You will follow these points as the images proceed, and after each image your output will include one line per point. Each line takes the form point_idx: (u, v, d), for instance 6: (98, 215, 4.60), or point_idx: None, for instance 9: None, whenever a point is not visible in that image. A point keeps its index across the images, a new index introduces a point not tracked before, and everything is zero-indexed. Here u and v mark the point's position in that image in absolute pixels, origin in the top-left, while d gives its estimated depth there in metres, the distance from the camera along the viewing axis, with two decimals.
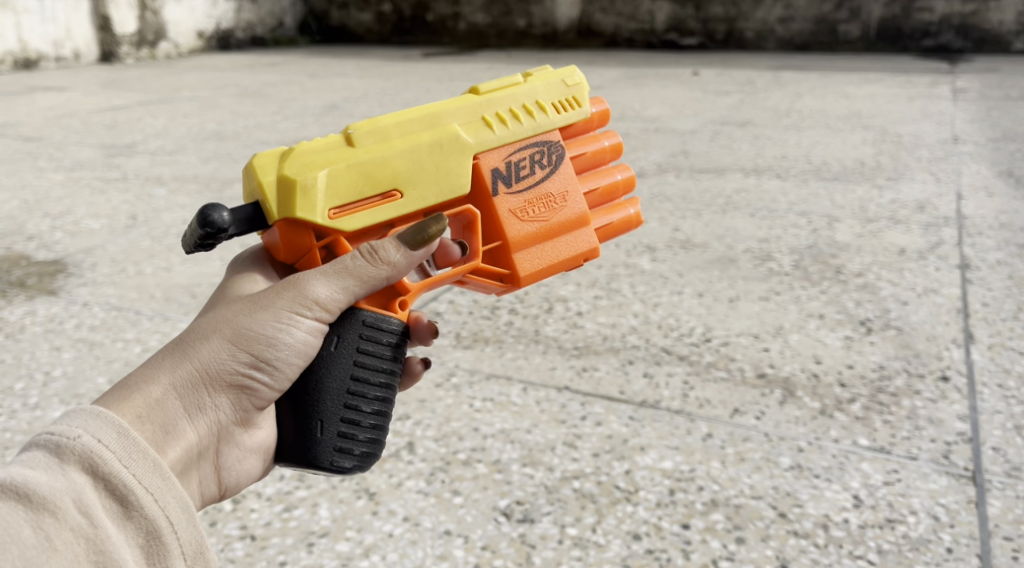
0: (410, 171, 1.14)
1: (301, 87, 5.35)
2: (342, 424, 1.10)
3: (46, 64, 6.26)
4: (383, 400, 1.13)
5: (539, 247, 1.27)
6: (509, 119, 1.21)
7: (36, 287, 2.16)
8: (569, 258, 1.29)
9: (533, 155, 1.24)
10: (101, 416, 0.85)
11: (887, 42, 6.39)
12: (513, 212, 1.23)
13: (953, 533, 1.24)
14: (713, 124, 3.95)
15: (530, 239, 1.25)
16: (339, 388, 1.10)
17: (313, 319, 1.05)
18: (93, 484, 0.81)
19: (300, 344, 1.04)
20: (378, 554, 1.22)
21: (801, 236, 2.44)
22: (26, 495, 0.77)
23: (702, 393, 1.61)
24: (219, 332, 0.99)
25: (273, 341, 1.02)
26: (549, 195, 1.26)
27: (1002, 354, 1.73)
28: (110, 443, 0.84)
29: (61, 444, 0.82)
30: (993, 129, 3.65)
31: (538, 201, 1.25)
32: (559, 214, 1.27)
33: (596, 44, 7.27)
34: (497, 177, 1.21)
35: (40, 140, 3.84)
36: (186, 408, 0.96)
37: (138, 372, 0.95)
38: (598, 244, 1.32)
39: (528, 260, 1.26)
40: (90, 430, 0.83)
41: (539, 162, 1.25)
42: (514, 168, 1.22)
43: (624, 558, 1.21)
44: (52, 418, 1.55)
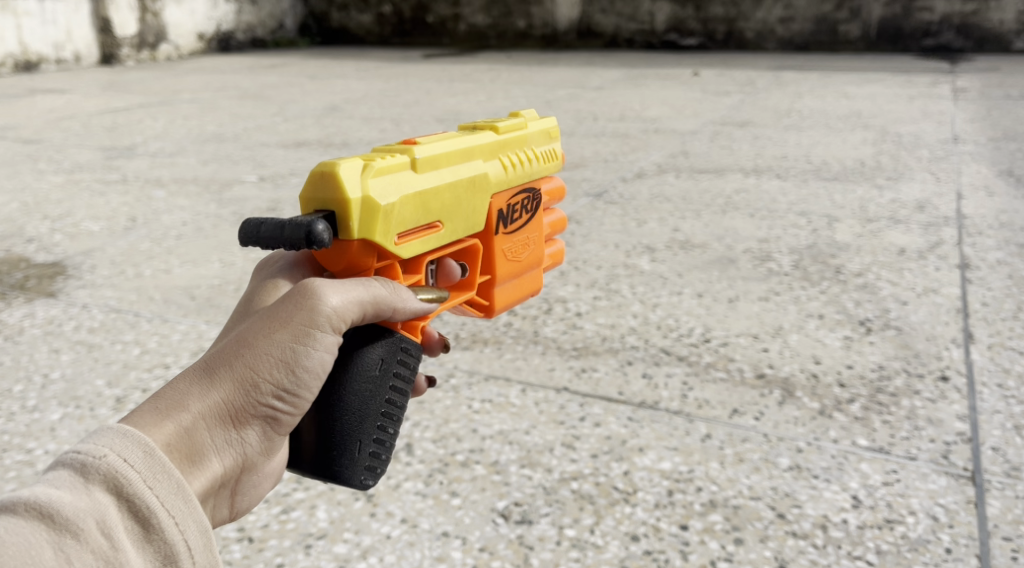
0: (449, 201, 1.15)
1: (302, 89, 5.36)
2: (373, 441, 1.09)
3: (46, 66, 6.26)
4: (399, 422, 1.15)
5: (513, 283, 1.34)
6: (516, 163, 1.28)
7: (35, 289, 2.16)
8: (526, 293, 1.39)
9: (523, 199, 1.31)
10: (125, 433, 0.77)
11: (888, 42, 6.39)
12: (506, 251, 1.30)
13: (952, 533, 1.24)
14: (713, 124, 3.95)
15: (509, 276, 1.32)
16: (370, 406, 1.09)
17: (331, 335, 0.98)
18: (117, 504, 0.74)
19: (320, 362, 0.98)
20: (376, 556, 1.22)
21: (800, 236, 2.44)
22: (49, 515, 0.70)
23: (701, 393, 1.61)
24: (243, 353, 0.91)
25: (296, 364, 0.95)
26: (526, 237, 1.34)
27: (1002, 354, 1.72)
28: (135, 463, 0.76)
29: (86, 462, 0.74)
30: (993, 129, 3.65)
31: (518, 241, 1.32)
32: (530, 253, 1.36)
33: (596, 45, 7.28)
34: (501, 218, 1.27)
35: (41, 142, 3.85)
36: (215, 438, 0.88)
37: (159, 399, 0.86)
38: (543, 283, 1.43)
39: (505, 293, 1.32)
40: (115, 447, 0.76)
41: (526, 205, 1.33)
42: (511, 210, 1.29)
43: (623, 558, 1.21)
44: (49, 421, 1.55)
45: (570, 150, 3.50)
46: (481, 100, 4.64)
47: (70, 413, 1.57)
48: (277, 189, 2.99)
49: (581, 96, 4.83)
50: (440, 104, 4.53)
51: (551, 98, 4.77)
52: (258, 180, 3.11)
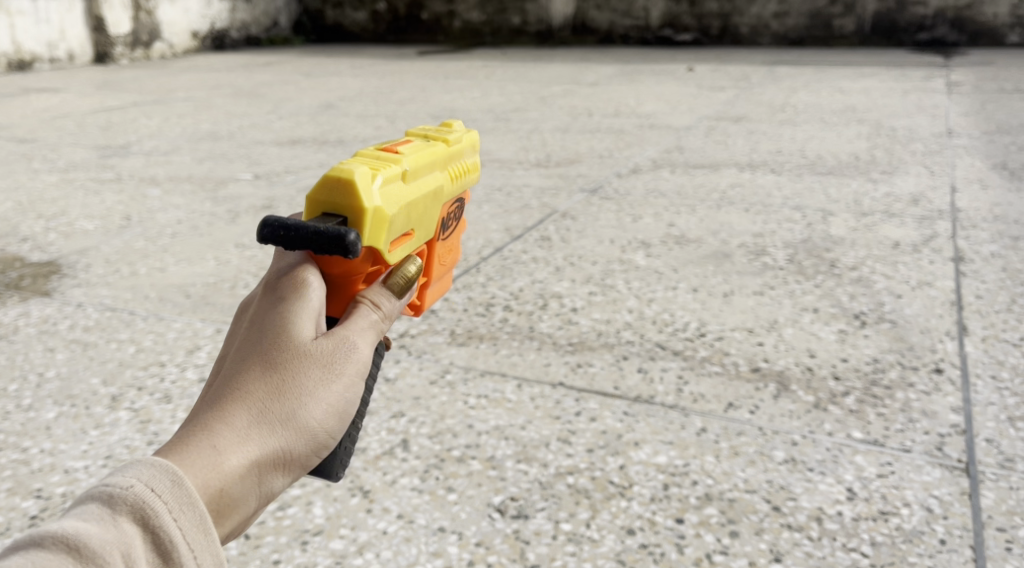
0: (421, 211, 1.16)
1: (296, 87, 5.35)
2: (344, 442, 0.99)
3: (40, 65, 6.22)
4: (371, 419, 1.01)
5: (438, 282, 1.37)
6: (456, 173, 1.30)
7: (29, 289, 2.15)
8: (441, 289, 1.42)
9: (455, 209, 1.34)
10: (151, 463, 0.71)
11: (882, 36, 6.40)
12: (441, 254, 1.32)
13: (946, 524, 1.24)
14: (709, 120, 3.95)
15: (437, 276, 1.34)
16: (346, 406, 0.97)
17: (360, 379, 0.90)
18: (141, 535, 0.67)
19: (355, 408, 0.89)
20: (372, 552, 1.22)
21: (796, 231, 2.44)
22: (76, 546, 0.63)
23: (696, 387, 1.61)
24: (299, 398, 0.82)
25: (343, 407, 0.86)
26: (450, 242, 1.37)
27: (996, 346, 1.73)
28: (162, 493, 0.69)
29: (113, 493, 0.68)
30: (988, 122, 3.66)
31: (445, 244, 1.34)
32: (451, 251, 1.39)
33: (591, 42, 7.27)
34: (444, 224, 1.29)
35: (34, 141, 3.83)
36: (261, 485, 0.79)
37: (213, 433, 0.77)
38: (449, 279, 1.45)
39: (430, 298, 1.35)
40: (142, 477, 0.69)
41: (456, 214, 1.35)
42: (447, 223, 1.32)
43: (618, 552, 1.21)
44: (45, 420, 1.55)
45: (565, 146, 3.50)
46: (475, 99, 4.65)
47: (65, 413, 1.57)
48: (271, 187, 2.98)
49: (576, 92, 4.83)
50: (434, 103, 4.54)
51: (545, 95, 4.76)
52: (252, 179, 3.11)
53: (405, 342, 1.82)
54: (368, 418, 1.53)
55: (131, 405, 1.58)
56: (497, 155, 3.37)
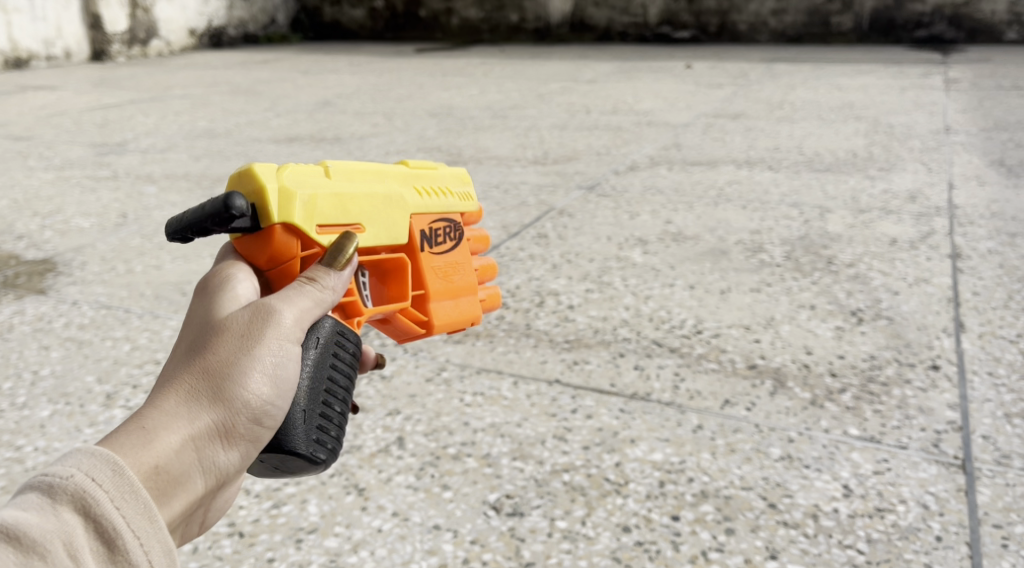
0: (366, 209, 1.15)
1: (293, 84, 5.34)
2: (327, 424, 0.99)
3: (37, 63, 6.21)
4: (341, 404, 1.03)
5: (447, 304, 1.34)
6: (428, 191, 1.30)
7: (25, 287, 2.15)
8: (463, 319, 1.38)
9: (444, 227, 1.33)
10: (93, 451, 0.73)
11: (880, 33, 6.40)
12: (433, 268, 1.30)
13: (942, 521, 1.24)
14: (706, 117, 3.95)
15: (443, 295, 1.32)
16: (314, 386, 0.98)
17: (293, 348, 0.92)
18: (83, 524, 0.69)
19: (292, 375, 0.91)
20: (366, 549, 1.22)
21: (793, 228, 2.44)
22: (17, 537, 0.66)
23: (693, 384, 1.61)
24: (226, 369, 0.85)
25: (274, 373, 0.89)
26: (456, 264, 1.35)
27: (993, 342, 1.73)
28: (104, 483, 0.71)
29: (52, 483, 0.70)
30: (985, 119, 3.66)
31: (445, 263, 1.33)
32: (461, 275, 1.37)
33: (589, 39, 7.26)
34: (423, 237, 1.27)
35: (30, 139, 3.83)
36: (203, 459, 0.81)
37: (148, 417, 0.80)
38: (480, 312, 1.42)
39: (441, 317, 1.32)
40: (83, 467, 0.71)
41: (448, 233, 1.33)
42: (433, 235, 1.30)
43: (614, 550, 1.21)
44: (40, 418, 1.54)
45: (563, 143, 3.49)
46: (473, 96, 4.65)
47: (60, 410, 1.57)
48: None
49: (574, 89, 4.83)
50: (431, 101, 4.54)
51: (543, 92, 4.75)
52: None
53: None
54: (363, 415, 1.53)
55: (125, 403, 1.58)
56: (494, 153, 3.36)
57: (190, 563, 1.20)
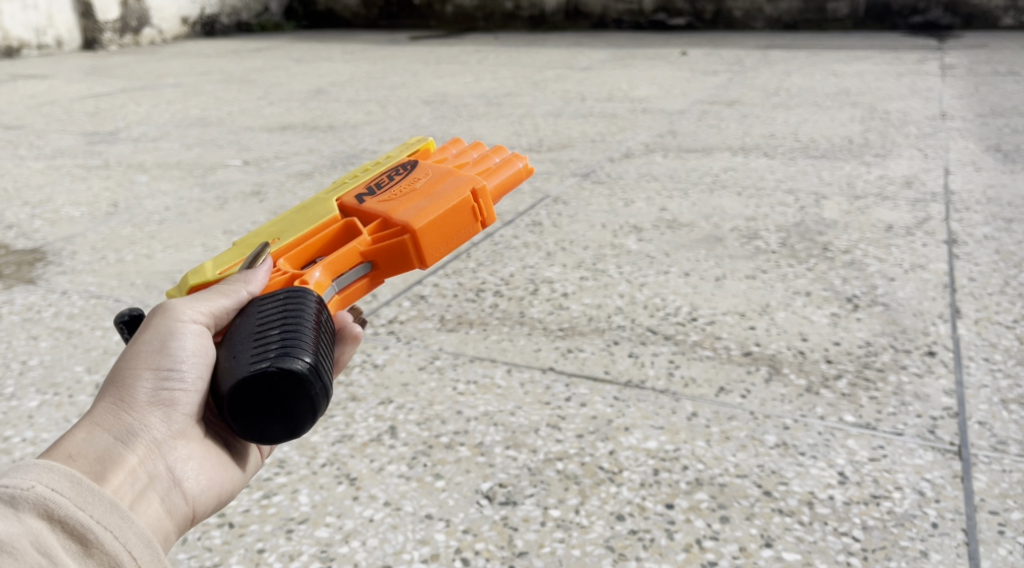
0: (274, 230, 1.21)
1: (287, 72, 5.31)
2: (266, 344, 0.93)
3: (27, 52, 6.21)
4: (288, 321, 0.96)
5: (423, 204, 1.21)
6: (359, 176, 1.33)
7: (13, 276, 2.13)
8: (456, 201, 1.22)
9: (387, 173, 1.30)
10: (50, 467, 0.79)
11: (876, 20, 6.36)
12: (386, 199, 1.23)
13: (939, 508, 1.23)
14: (701, 103, 3.93)
15: (407, 201, 1.22)
16: (247, 336, 0.96)
17: (197, 323, 0.99)
18: (48, 526, 0.75)
19: (200, 345, 0.98)
20: (357, 539, 1.21)
21: (788, 214, 2.42)
22: None
23: (687, 371, 1.60)
24: (122, 365, 0.95)
25: (173, 346, 0.96)
26: (416, 177, 1.28)
27: (989, 328, 1.72)
28: (63, 490, 0.78)
29: (12, 493, 0.74)
30: (982, 105, 3.64)
31: (402, 185, 1.26)
32: (429, 179, 1.27)
33: (585, 26, 7.21)
34: (359, 194, 1.26)
35: (21, 128, 3.80)
36: (117, 438, 0.92)
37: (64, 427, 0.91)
38: (477, 182, 1.26)
39: (416, 213, 1.19)
40: (42, 479, 0.77)
41: (394, 172, 1.30)
42: (373, 185, 1.27)
43: (607, 538, 1.20)
44: (28, 408, 1.53)
45: (557, 131, 3.47)
46: (467, 84, 4.62)
47: (49, 401, 1.55)
48: (261, 173, 2.95)
49: (568, 76, 4.80)
50: (426, 89, 4.51)
51: (538, 79, 4.73)
52: (242, 164, 3.08)
53: (395, 328, 1.80)
54: (355, 405, 1.52)
55: None
56: (488, 140, 3.34)
57: (178, 554, 1.19)
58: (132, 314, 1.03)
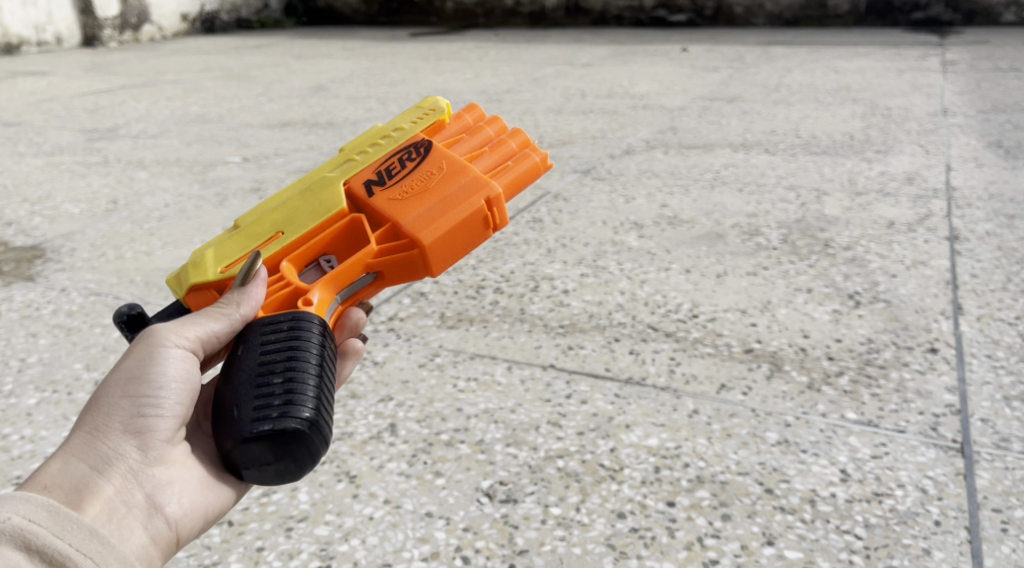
0: (280, 216, 1.20)
1: (286, 69, 5.30)
2: (270, 397, 0.98)
3: (26, 48, 6.21)
4: (290, 368, 1.00)
5: (434, 213, 1.20)
6: (370, 151, 1.30)
7: (12, 274, 2.12)
8: (467, 212, 1.21)
9: (400, 158, 1.26)
10: (27, 498, 0.88)
11: (877, 16, 6.35)
12: (396, 198, 1.21)
13: (941, 505, 1.23)
14: (702, 100, 3.91)
15: (418, 204, 1.21)
16: (249, 379, 1.01)
17: (180, 349, 1.06)
18: (26, 556, 0.84)
19: (179, 371, 1.05)
20: (357, 538, 1.20)
21: (790, 211, 2.41)
22: None
23: (688, 368, 1.59)
24: (101, 395, 1.02)
25: (150, 375, 1.03)
26: (429, 169, 1.25)
27: (991, 325, 1.71)
28: (39, 521, 0.87)
29: None
30: (983, 101, 3.63)
31: (412, 181, 1.23)
32: (441, 178, 1.24)
33: (585, 22, 7.19)
34: (369, 184, 1.23)
35: (20, 124, 3.79)
36: (93, 464, 0.98)
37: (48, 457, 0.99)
38: (491, 187, 1.23)
39: (426, 225, 1.18)
40: (18, 511, 0.86)
41: (407, 159, 1.26)
42: (384, 174, 1.25)
43: (608, 536, 1.19)
44: (27, 406, 1.52)
45: (558, 127, 3.46)
46: (467, 80, 4.61)
47: (48, 398, 1.55)
48: (260, 170, 2.95)
49: (569, 73, 4.78)
50: (427, 85, 4.49)
51: (538, 76, 4.72)
52: (242, 161, 3.08)
53: (395, 325, 1.80)
54: (355, 402, 1.51)
55: None
56: None
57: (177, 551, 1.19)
58: (130, 312, 1.10)
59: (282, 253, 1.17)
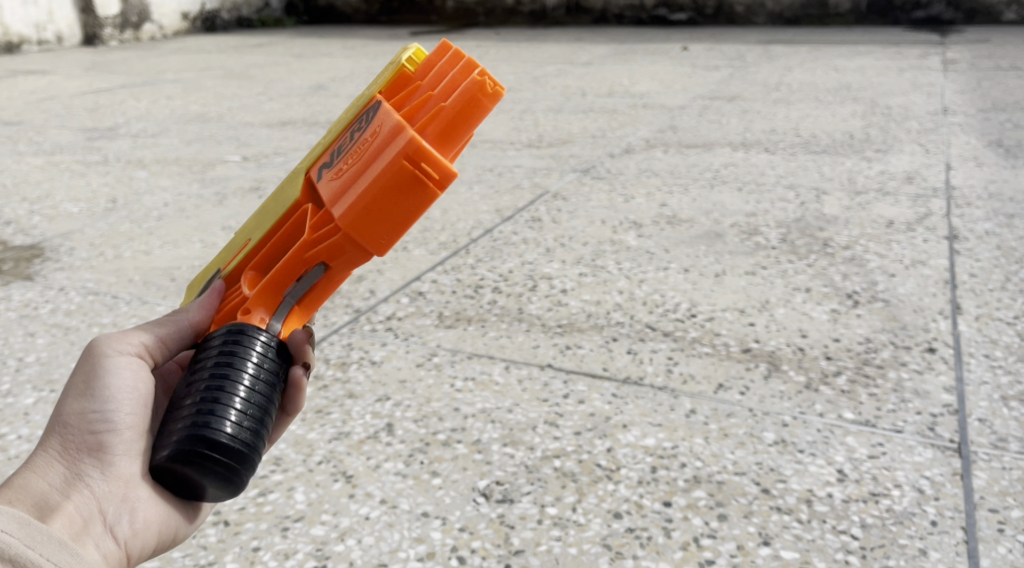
0: (252, 221, 1.04)
1: (286, 68, 5.29)
2: (189, 405, 0.86)
3: (27, 47, 6.22)
4: (210, 384, 0.87)
5: (351, 189, 0.90)
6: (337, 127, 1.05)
7: (11, 273, 2.12)
8: (380, 179, 0.88)
9: (352, 126, 0.99)
10: None
11: (878, 15, 6.35)
12: (330, 176, 0.95)
13: (938, 506, 1.22)
14: (702, 99, 3.91)
15: (341, 181, 0.92)
16: (177, 401, 0.89)
17: (128, 356, 0.95)
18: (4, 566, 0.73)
19: (131, 377, 0.94)
20: (353, 538, 1.20)
21: (789, 210, 2.41)
22: None
23: (686, 368, 1.59)
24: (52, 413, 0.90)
25: (101, 384, 0.92)
26: (363, 132, 0.93)
27: (990, 324, 1.71)
28: (11, 530, 0.76)
29: None
30: (984, 100, 3.62)
31: (348, 150, 0.94)
32: (368, 138, 0.92)
33: (585, 21, 7.18)
34: (319, 166, 0.99)
35: (20, 123, 3.79)
36: (53, 482, 0.86)
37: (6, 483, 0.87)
38: (406, 135, 0.87)
39: (341, 207, 0.90)
40: None
41: (356, 124, 0.97)
42: (335, 148, 0.99)
43: (604, 536, 1.19)
44: (24, 405, 1.52)
45: (558, 126, 3.46)
46: None
47: (45, 397, 1.55)
48: (260, 169, 2.95)
49: (570, 72, 4.78)
50: None
51: (539, 74, 4.71)
52: (241, 160, 3.08)
53: (392, 324, 1.79)
54: (352, 402, 1.51)
55: None
56: (489, 136, 3.33)
57: (173, 552, 1.18)
58: None
59: (246, 262, 1.01)
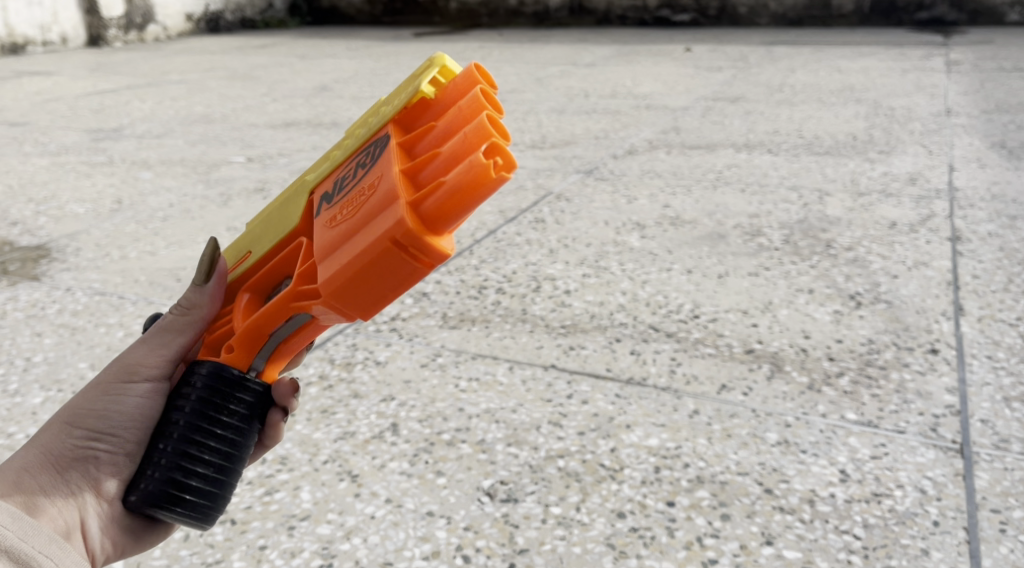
0: (256, 229, 0.98)
1: (290, 69, 5.31)
2: (164, 450, 0.91)
3: (32, 48, 6.25)
4: (182, 431, 0.91)
5: (339, 254, 0.83)
6: (350, 140, 0.95)
7: (18, 273, 2.13)
8: (365, 254, 0.81)
9: (359, 159, 0.89)
10: None
11: (881, 15, 6.35)
12: (326, 220, 0.87)
13: (940, 506, 1.23)
14: (705, 100, 3.92)
15: (332, 238, 0.85)
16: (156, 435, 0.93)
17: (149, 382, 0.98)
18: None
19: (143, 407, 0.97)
20: (359, 537, 1.21)
21: (792, 211, 2.42)
22: None
23: (689, 369, 1.60)
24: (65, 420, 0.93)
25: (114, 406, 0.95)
26: (365, 183, 0.84)
27: (993, 325, 1.72)
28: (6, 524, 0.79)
29: None
30: (987, 101, 3.63)
31: (347, 197, 0.86)
32: (368, 196, 0.83)
33: (589, 22, 7.18)
34: (320, 198, 0.91)
35: (25, 124, 3.81)
36: None
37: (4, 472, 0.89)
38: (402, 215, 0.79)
39: (325, 271, 0.84)
40: None
41: (363, 162, 0.88)
42: (338, 181, 0.90)
43: (608, 536, 1.20)
44: (32, 405, 1.53)
45: (561, 127, 3.47)
46: None
47: (52, 397, 1.56)
48: (264, 170, 2.96)
49: (573, 73, 4.79)
50: None
51: (542, 76, 4.72)
52: (245, 161, 3.09)
53: (396, 325, 1.80)
54: (357, 402, 1.52)
55: None
56: None
57: (181, 550, 1.19)
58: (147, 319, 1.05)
59: (245, 280, 0.98)
